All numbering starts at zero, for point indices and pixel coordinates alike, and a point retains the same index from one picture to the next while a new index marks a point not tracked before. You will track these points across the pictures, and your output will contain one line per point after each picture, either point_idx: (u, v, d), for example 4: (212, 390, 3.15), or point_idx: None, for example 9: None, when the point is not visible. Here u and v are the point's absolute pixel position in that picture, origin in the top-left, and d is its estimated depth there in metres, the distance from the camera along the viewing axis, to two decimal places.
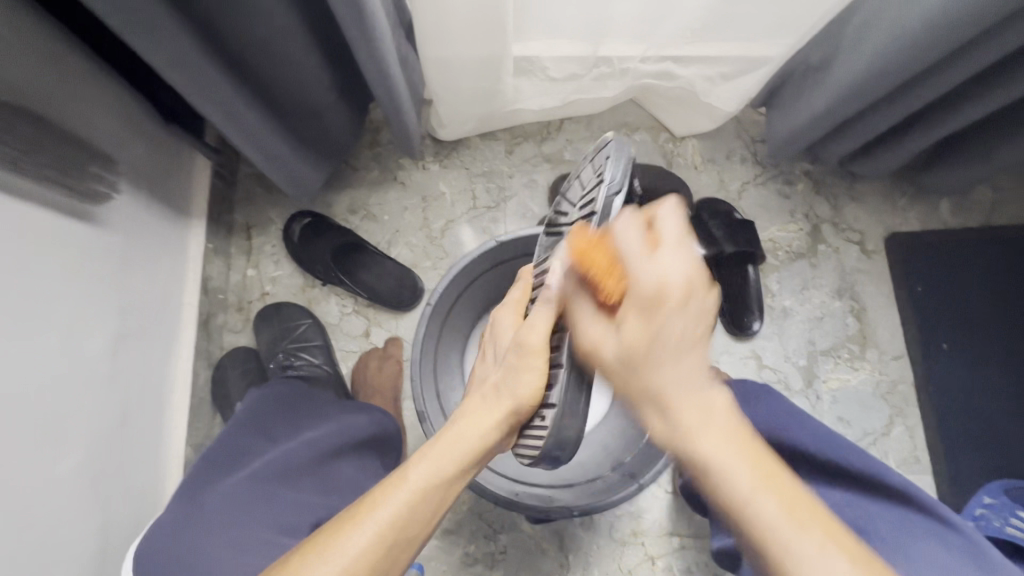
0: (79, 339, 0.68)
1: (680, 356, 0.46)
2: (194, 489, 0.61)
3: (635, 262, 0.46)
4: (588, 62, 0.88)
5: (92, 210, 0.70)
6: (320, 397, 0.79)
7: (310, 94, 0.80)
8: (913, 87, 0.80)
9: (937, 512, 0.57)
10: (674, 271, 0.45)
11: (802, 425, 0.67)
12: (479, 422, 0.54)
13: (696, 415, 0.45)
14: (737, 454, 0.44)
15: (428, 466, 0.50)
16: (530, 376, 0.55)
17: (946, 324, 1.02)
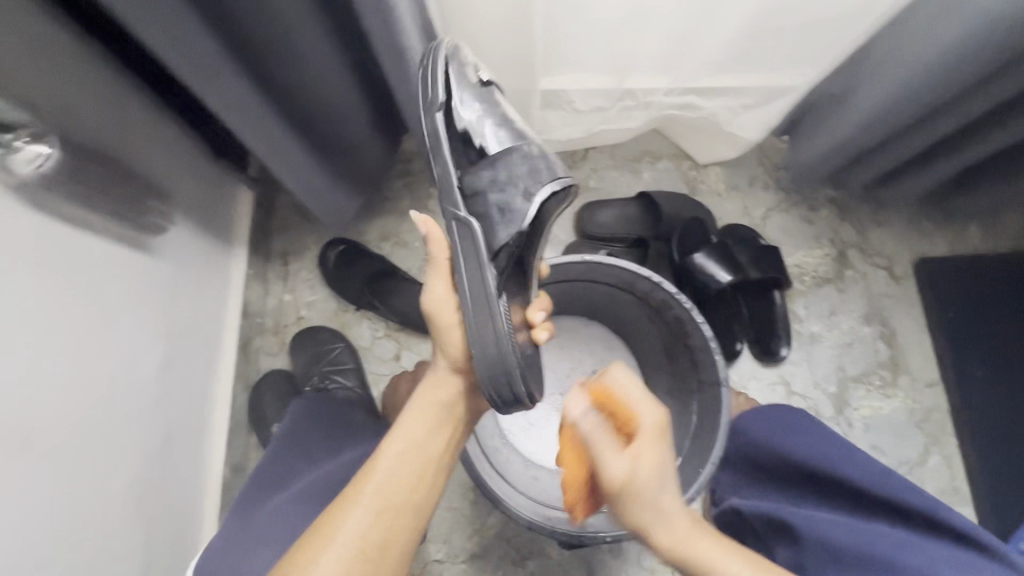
0: (133, 363, 0.72)
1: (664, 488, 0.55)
2: (244, 505, 0.66)
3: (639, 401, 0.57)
4: (612, 95, 0.92)
5: (149, 241, 0.75)
6: (357, 418, 0.81)
7: (350, 129, 0.85)
8: (938, 116, 0.81)
9: (992, 549, 0.56)
10: (624, 469, 0.54)
11: (851, 457, 0.67)
12: (443, 383, 0.62)
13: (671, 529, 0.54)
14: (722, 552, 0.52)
15: (400, 437, 0.57)
16: (454, 335, 0.62)
17: (981, 350, 1.00)
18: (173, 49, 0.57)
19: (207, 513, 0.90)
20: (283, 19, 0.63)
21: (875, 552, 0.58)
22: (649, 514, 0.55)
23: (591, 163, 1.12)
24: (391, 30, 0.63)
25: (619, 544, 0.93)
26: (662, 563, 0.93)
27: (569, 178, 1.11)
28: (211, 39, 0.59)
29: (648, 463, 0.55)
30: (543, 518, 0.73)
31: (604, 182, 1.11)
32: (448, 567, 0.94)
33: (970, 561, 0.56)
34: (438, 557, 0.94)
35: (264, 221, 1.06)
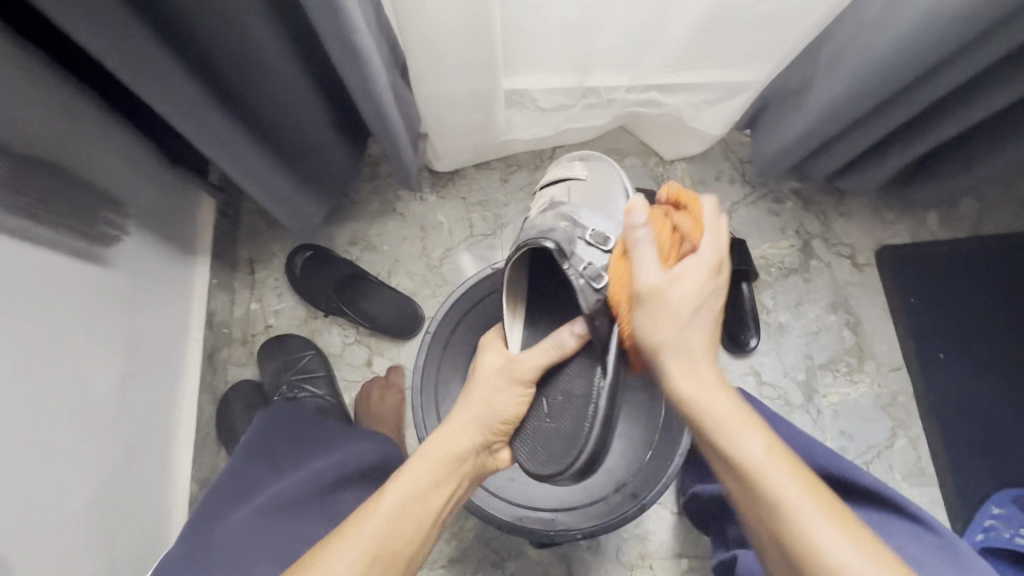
0: (87, 379, 0.70)
1: (699, 359, 0.51)
2: (205, 519, 0.64)
3: (645, 259, 0.52)
4: (576, 93, 0.92)
5: (102, 252, 0.73)
6: (325, 425, 0.80)
7: (309, 132, 0.84)
8: (890, 106, 0.83)
9: (907, 509, 0.59)
10: (654, 274, 0.51)
11: (778, 431, 0.71)
12: (465, 433, 0.60)
13: (685, 372, 0.50)
14: (747, 428, 0.48)
15: (407, 483, 0.55)
16: (507, 397, 0.62)
17: (942, 334, 1.03)
18: (117, 53, 0.56)
19: (175, 530, 0.87)
20: (232, 19, 0.62)
21: None
22: (667, 344, 0.51)
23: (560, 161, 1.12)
24: (343, 29, 0.62)
25: (597, 540, 0.93)
26: (640, 557, 0.93)
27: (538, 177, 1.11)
28: (158, 43, 0.58)
29: (656, 282, 0.51)
30: (513, 518, 0.74)
31: None
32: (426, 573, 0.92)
33: (893, 524, 0.58)
34: None
35: (229, 230, 1.03)
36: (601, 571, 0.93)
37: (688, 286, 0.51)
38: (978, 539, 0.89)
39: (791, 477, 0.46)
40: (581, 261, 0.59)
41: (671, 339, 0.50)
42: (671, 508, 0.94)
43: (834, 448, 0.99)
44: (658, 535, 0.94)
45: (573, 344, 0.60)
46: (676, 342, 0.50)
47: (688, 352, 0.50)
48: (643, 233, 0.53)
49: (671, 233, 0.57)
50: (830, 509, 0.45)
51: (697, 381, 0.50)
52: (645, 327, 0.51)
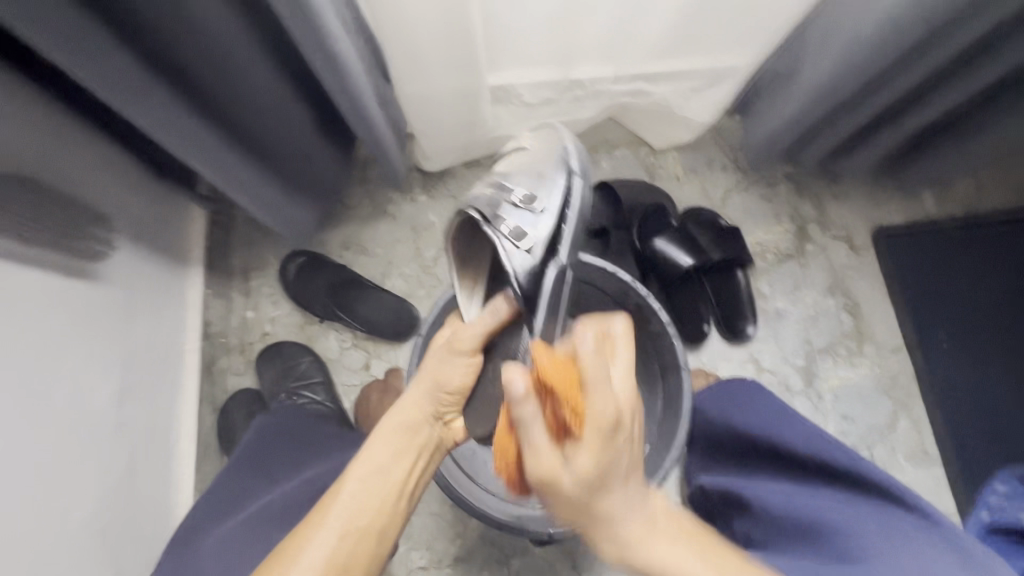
0: (83, 396, 0.70)
1: (625, 488, 0.47)
2: (198, 529, 0.66)
3: (537, 436, 0.46)
4: (561, 86, 0.92)
5: (91, 268, 0.73)
6: (321, 431, 0.80)
7: (293, 138, 0.83)
8: (878, 86, 0.82)
9: (914, 505, 0.55)
10: (584, 461, 0.45)
11: (792, 425, 0.68)
12: (416, 406, 0.60)
13: (618, 545, 0.47)
14: (675, 550, 0.45)
15: (367, 463, 0.56)
16: (459, 369, 0.61)
17: (941, 314, 1.02)
18: (88, 66, 0.56)
19: None
20: (205, 25, 0.61)
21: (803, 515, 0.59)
22: (598, 488, 0.46)
23: None
24: (316, 30, 0.62)
25: None
26: None
27: None
28: (124, 50, 0.57)
29: (586, 472, 0.45)
30: (511, 515, 0.74)
31: None
32: (432, 573, 0.93)
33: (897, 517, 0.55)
34: (421, 564, 0.93)
35: (221, 240, 1.03)
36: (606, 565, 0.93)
37: (590, 469, 0.45)
38: (985, 519, 0.86)
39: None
40: (503, 223, 0.61)
41: (613, 514, 0.47)
42: (674, 500, 0.94)
43: (836, 432, 0.99)
44: None
45: (506, 310, 0.59)
46: (620, 524, 0.47)
47: (619, 490, 0.47)
48: (529, 406, 0.45)
49: (564, 373, 0.46)
50: None
51: (609, 517, 0.47)
52: (581, 469, 0.45)
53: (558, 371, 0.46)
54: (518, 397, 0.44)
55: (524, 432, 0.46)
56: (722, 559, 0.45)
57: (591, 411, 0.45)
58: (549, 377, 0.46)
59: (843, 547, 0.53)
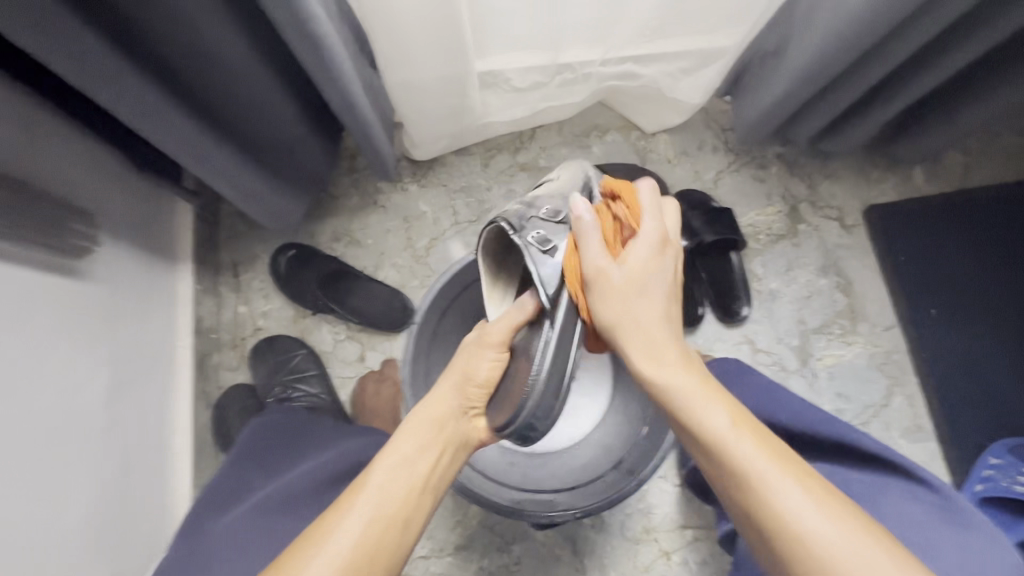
0: (73, 394, 0.69)
1: (653, 328, 0.55)
2: (200, 521, 0.65)
3: (592, 242, 0.57)
4: (550, 70, 0.90)
5: (76, 264, 0.72)
6: (317, 424, 0.79)
7: (280, 128, 0.82)
8: (867, 63, 0.82)
9: (910, 473, 0.59)
10: (603, 255, 0.56)
11: (776, 401, 0.69)
12: (443, 401, 0.58)
13: (648, 354, 0.54)
14: (705, 400, 0.50)
15: (391, 458, 0.53)
16: (484, 359, 0.61)
17: (933, 289, 1.03)
18: (61, 53, 0.54)
19: None
20: (183, 13, 0.60)
21: None
22: (641, 278, 0.56)
23: (540, 142, 1.10)
24: (297, 13, 0.60)
25: (601, 518, 0.94)
26: (645, 532, 0.94)
27: (519, 159, 1.09)
28: (98, 36, 0.56)
29: (636, 267, 0.56)
30: (512, 502, 0.74)
31: (553, 159, 1.09)
32: (434, 562, 0.93)
33: (891, 488, 0.59)
34: (424, 553, 0.93)
35: (209, 234, 1.02)
36: (607, 548, 0.93)
37: (633, 267, 0.56)
38: (978, 490, 0.89)
39: (756, 443, 0.48)
40: (530, 231, 0.59)
41: (645, 321, 0.55)
42: (673, 481, 0.95)
43: (831, 410, 1.00)
44: (662, 508, 0.94)
45: (531, 305, 0.60)
46: (646, 326, 0.55)
47: (656, 342, 0.54)
48: (592, 229, 0.57)
49: (612, 223, 0.60)
50: (778, 457, 0.47)
51: (643, 325, 0.55)
52: (637, 254, 0.57)
53: (630, 206, 0.60)
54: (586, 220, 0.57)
55: (587, 236, 0.57)
56: (736, 409, 0.51)
57: (643, 227, 0.58)
58: (623, 216, 0.60)
59: None
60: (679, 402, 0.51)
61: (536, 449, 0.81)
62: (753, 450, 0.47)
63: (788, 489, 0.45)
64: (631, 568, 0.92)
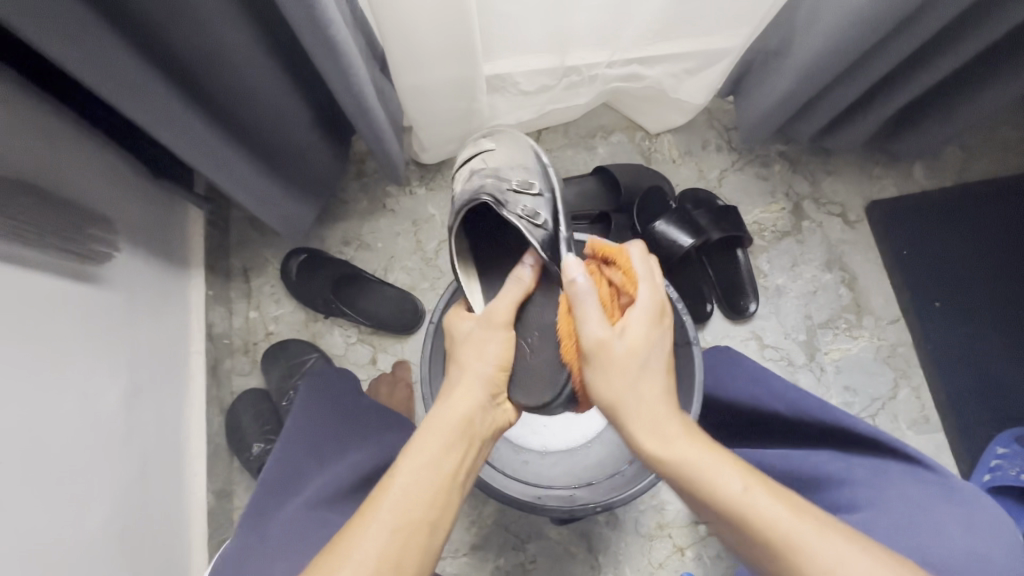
0: (94, 399, 0.70)
1: (654, 387, 0.54)
2: (257, 516, 0.64)
3: (592, 319, 0.56)
4: (557, 73, 0.92)
5: (94, 271, 0.73)
6: (361, 410, 0.78)
7: (293, 133, 0.83)
8: (868, 62, 0.84)
9: (908, 455, 0.60)
10: (602, 327, 0.55)
11: (773, 392, 0.69)
12: (465, 397, 0.56)
13: (655, 433, 0.53)
14: (722, 467, 0.50)
15: (416, 456, 0.51)
16: (496, 341, 0.60)
17: (936, 283, 1.04)
18: (88, 64, 0.56)
19: (194, 543, 0.87)
20: (201, 20, 0.61)
21: (809, 475, 0.63)
22: (644, 354, 0.55)
23: (546, 144, 1.12)
24: (315, 22, 0.61)
25: (615, 514, 0.95)
26: (658, 528, 0.94)
27: None
28: (121, 44, 0.57)
29: (635, 341, 0.55)
30: (532, 497, 0.74)
31: (559, 161, 1.11)
32: (450, 562, 0.93)
33: (891, 471, 0.59)
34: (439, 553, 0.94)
35: (220, 240, 1.03)
36: (621, 545, 0.94)
37: (633, 338, 0.55)
38: (985, 480, 0.91)
39: (771, 499, 0.48)
40: (515, 206, 0.66)
41: (649, 401, 0.54)
42: None
43: (839, 403, 1.01)
44: (675, 504, 0.95)
45: (529, 276, 0.64)
46: (648, 403, 0.54)
47: (654, 414, 0.53)
48: (587, 286, 0.57)
49: (607, 288, 0.60)
50: (793, 510, 0.48)
51: (646, 409, 0.53)
52: (637, 329, 0.55)
53: (622, 266, 0.60)
54: (584, 287, 0.57)
55: (585, 308, 0.56)
56: (740, 465, 0.51)
57: (641, 292, 0.57)
58: (614, 272, 0.61)
59: (849, 500, 0.59)
60: (694, 474, 0.50)
61: (548, 448, 0.83)
62: (775, 507, 0.48)
63: (809, 540, 0.46)
64: (646, 564, 0.93)
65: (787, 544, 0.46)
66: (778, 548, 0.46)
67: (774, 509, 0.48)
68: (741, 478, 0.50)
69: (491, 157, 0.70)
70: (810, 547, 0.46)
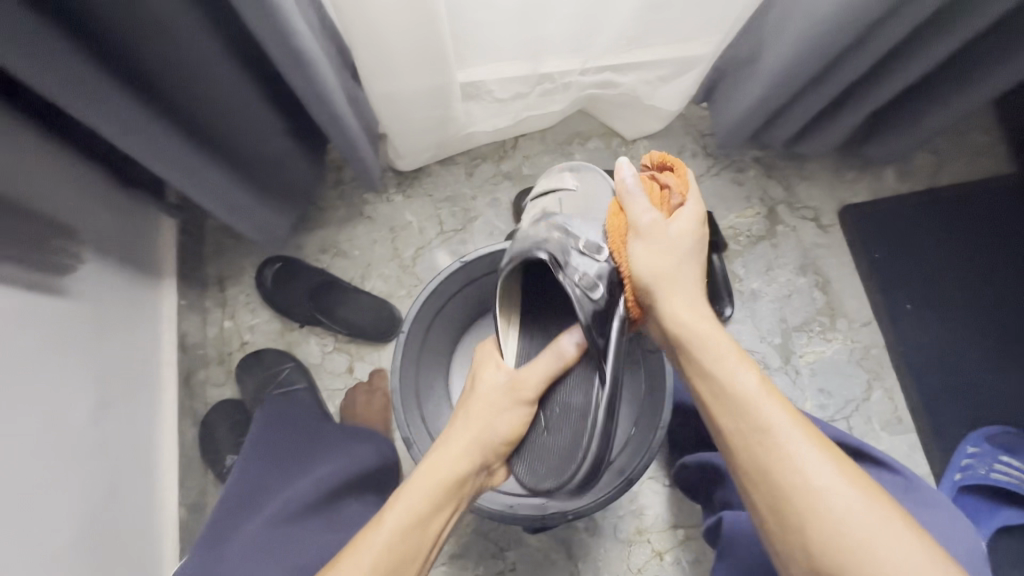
0: (58, 413, 0.68)
1: (689, 282, 0.58)
2: (217, 534, 0.64)
3: (643, 202, 0.60)
4: (531, 80, 0.92)
5: (59, 283, 0.71)
6: (328, 428, 0.80)
7: (265, 141, 0.82)
8: (837, 69, 0.85)
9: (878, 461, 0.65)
10: (651, 216, 0.59)
11: None
12: (466, 456, 0.59)
13: (684, 318, 0.56)
14: (739, 365, 0.53)
15: (409, 504, 0.54)
16: (510, 414, 0.63)
17: (907, 285, 1.06)
18: (48, 73, 0.55)
19: (166, 558, 0.86)
20: (166, 28, 0.60)
21: None
22: (687, 247, 0.59)
23: (523, 150, 1.12)
24: (281, 32, 0.61)
25: (594, 520, 0.95)
26: (637, 533, 0.94)
27: (503, 168, 1.11)
28: (83, 55, 0.56)
29: (682, 233, 0.59)
30: (504, 506, 0.75)
31: (537, 167, 1.11)
32: None
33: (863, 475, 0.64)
34: None
35: (194, 249, 1.01)
36: (600, 550, 0.94)
37: (679, 230, 0.59)
38: (957, 479, 0.93)
39: (774, 400, 0.51)
40: (577, 270, 0.60)
41: (684, 292, 0.57)
42: (663, 481, 0.96)
43: (814, 406, 1.02)
44: (653, 509, 0.95)
45: (571, 354, 0.62)
46: (683, 294, 0.57)
47: (685, 305, 0.57)
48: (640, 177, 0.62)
49: (659, 190, 0.65)
50: (790, 411, 0.51)
51: (677, 302, 0.57)
52: (683, 223, 0.60)
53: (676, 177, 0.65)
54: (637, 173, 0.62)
55: (639, 193, 0.61)
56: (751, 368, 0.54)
57: (690, 200, 0.63)
58: (666, 178, 0.66)
59: None
60: (710, 360, 0.54)
61: None
62: (782, 418, 0.50)
63: (795, 438, 0.49)
64: (625, 569, 0.93)
65: (777, 433, 0.50)
66: (762, 431, 0.50)
67: (772, 404, 0.51)
68: (753, 378, 0.52)
69: (569, 199, 0.67)
70: (796, 450, 0.49)
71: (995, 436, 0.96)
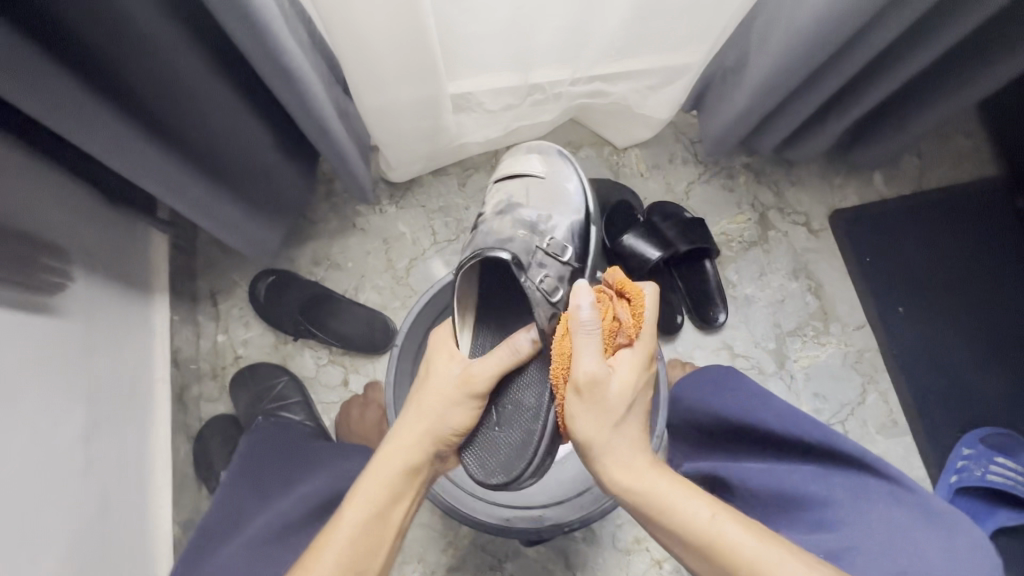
0: (48, 433, 0.67)
1: (636, 425, 0.57)
2: (199, 556, 0.65)
3: (584, 345, 0.55)
4: (520, 92, 0.93)
5: (49, 302, 0.71)
6: (314, 445, 0.79)
7: (255, 156, 0.82)
8: (821, 76, 0.86)
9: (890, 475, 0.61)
10: (598, 359, 0.55)
11: (769, 407, 0.69)
12: (411, 451, 0.59)
13: (626, 469, 0.55)
14: (688, 495, 0.52)
15: (360, 506, 0.56)
16: (462, 409, 0.60)
17: (898, 288, 1.07)
18: (36, 94, 0.55)
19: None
20: (153, 48, 0.61)
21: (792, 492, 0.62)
22: (635, 389, 0.56)
23: None
24: (269, 50, 0.62)
25: (592, 530, 0.94)
26: (635, 542, 0.94)
27: None
28: (70, 77, 0.56)
29: (627, 375, 0.56)
30: (501, 519, 0.76)
31: None
32: None
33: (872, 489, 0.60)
34: None
35: (186, 263, 1.01)
36: (599, 560, 0.93)
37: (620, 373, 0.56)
38: (953, 481, 0.94)
39: (732, 523, 0.50)
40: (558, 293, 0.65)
41: (626, 437, 0.56)
42: None
43: (809, 410, 1.02)
44: None
45: (529, 347, 0.61)
46: (623, 443, 0.56)
47: (624, 459, 0.55)
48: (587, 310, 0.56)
49: (610, 322, 0.58)
50: (744, 526, 0.50)
51: (619, 451, 0.55)
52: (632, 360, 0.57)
53: (626, 308, 0.58)
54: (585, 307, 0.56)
55: (583, 339, 0.55)
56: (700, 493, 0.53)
57: (644, 314, 0.59)
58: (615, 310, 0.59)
59: (832, 518, 0.59)
60: (664, 505, 0.52)
61: None
62: (749, 542, 0.48)
63: (770, 560, 0.47)
64: None
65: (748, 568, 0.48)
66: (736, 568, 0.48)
67: (724, 523, 0.50)
68: (709, 508, 0.51)
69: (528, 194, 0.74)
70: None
71: (991, 437, 0.97)
